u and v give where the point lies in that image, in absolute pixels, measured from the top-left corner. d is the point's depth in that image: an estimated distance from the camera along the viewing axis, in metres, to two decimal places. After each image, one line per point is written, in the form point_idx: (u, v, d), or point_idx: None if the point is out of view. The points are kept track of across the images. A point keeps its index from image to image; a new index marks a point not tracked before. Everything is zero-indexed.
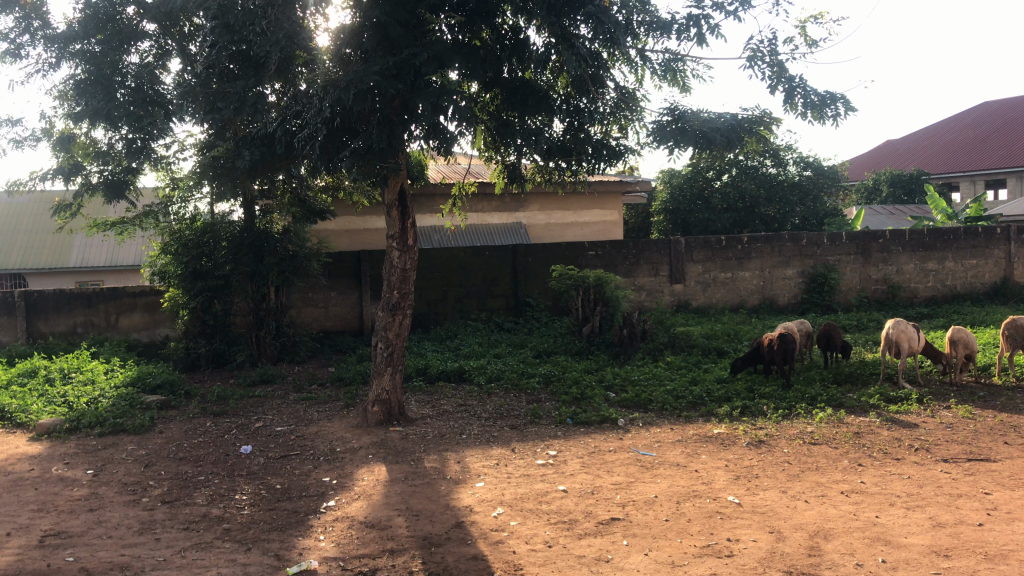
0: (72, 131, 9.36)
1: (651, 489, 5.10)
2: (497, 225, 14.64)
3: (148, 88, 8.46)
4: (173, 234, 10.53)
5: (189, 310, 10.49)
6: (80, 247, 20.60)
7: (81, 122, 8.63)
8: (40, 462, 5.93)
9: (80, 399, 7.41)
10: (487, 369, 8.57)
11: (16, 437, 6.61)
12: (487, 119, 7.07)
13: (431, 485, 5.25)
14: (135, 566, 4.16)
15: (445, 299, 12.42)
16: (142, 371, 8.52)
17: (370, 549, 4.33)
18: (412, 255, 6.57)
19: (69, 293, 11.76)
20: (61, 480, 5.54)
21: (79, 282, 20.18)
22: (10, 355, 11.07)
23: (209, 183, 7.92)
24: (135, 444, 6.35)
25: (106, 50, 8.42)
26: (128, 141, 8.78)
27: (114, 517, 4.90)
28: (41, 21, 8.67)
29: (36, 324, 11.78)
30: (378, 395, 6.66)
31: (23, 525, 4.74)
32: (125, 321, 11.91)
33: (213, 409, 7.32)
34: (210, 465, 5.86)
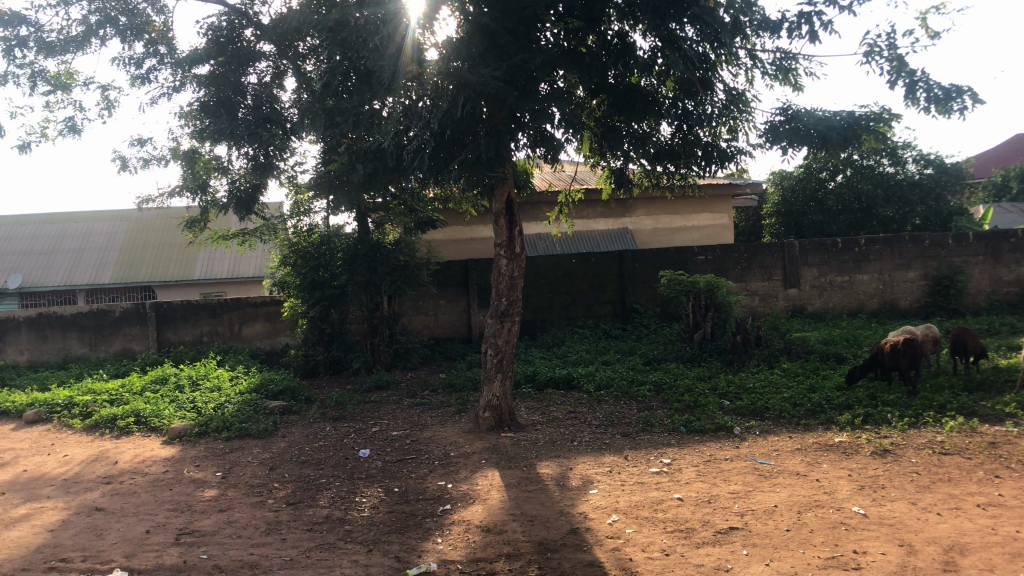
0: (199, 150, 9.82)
1: (771, 498, 4.97)
2: (603, 231, 14.64)
3: (268, 107, 8.81)
4: (290, 245, 10.93)
5: (308, 318, 10.81)
6: (205, 260, 21.62)
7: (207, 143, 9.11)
8: (175, 464, 6.26)
9: (208, 404, 7.76)
10: (597, 376, 8.54)
11: (152, 441, 7.00)
12: (594, 125, 7.02)
13: (546, 491, 5.26)
14: (264, 564, 4.38)
15: (551, 306, 12.48)
16: (264, 377, 8.85)
17: (488, 553, 4.38)
18: (520, 262, 6.59)
19: (195, 304, 12.45)
20: (193, 481, 5.84)
21: (204, 293, 20.98)
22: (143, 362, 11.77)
23: (326, 198, 8.19)
24: (260, 448, 6.62)
25: (227, 72, 8.77)
26: (251, 160, 9.10)
27: (243, 517, 5.12)
28: (167, 46, 9.15)
29: (167, 333, 12.53)
30: (489, 401, 6.72)
31: (161, 525, 5.05)
32: (247, 330, 12.42)
33: (332, 414, 7.55)
34: (331, 468, 6.04)
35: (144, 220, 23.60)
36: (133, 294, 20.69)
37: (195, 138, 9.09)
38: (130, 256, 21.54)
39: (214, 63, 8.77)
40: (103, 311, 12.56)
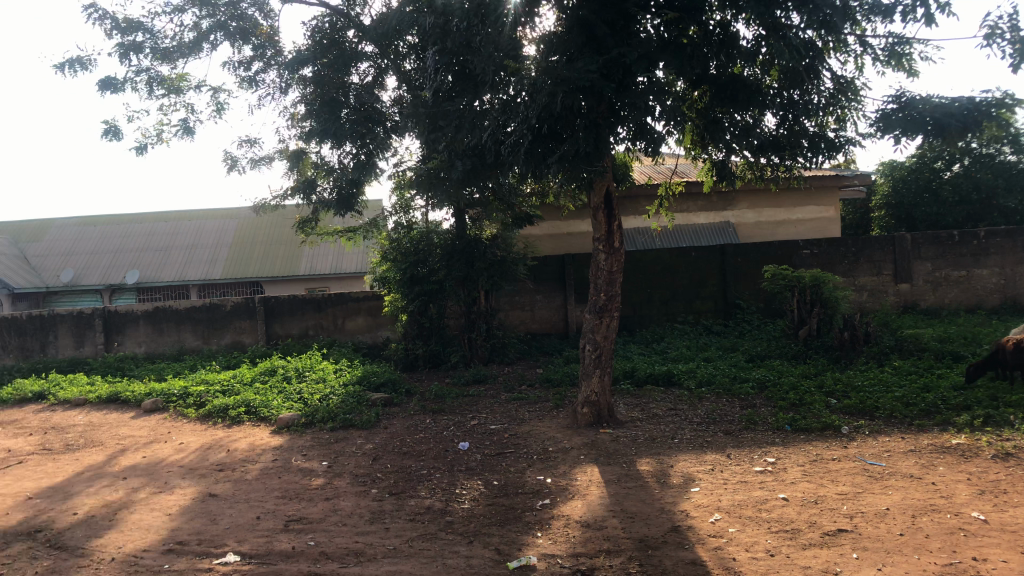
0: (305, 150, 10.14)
1: (882, 501, 4.79)
2: (704, 224, 14.38)
3: (369, 105, 9.08)
4: (392, 242, 11.16)
5: (407, 313, 11.05)
6: (309, 257, 22.27)
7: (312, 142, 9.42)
8: (283, 452, 6.49)
9: (313, 396, 8.01)
10: (697, 372, 8.39)
11: (261, 430, 7.28)
12: (695, 117, 6.91)
13: (646, 488, 5.21)
14: (368, 552, 4.52)
15: (650, 301, 12.35)
16: (366, 370, 9.07)
17: (588, 548, 4.38)
18: (619, 257, 6.55)
19: (301, 299, 13.03)
20: (300, 470, 6.04)
21: (309, 288, 21.73)
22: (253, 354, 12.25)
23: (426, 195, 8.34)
24: (363, 438, 6.79)
25: (331, 73, 8.99)
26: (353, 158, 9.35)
27: (348, 505, 5.27)
28: (274, 49, 9.47)
29: (274, 327, 13.16)
30: (588, 397, 6.70)
31: (271, 511, 5.26)
32: (349, 324, 13.02)
33: (432, 407, 7.67)
34: (431, 460, 6.15)
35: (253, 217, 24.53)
36: (242, 289, 21.54)
37: (301, 138, 9.40)
38: (239, 253, 22.42)
39: (319, 64, 9.00)
40: (215, 305, 13.32)
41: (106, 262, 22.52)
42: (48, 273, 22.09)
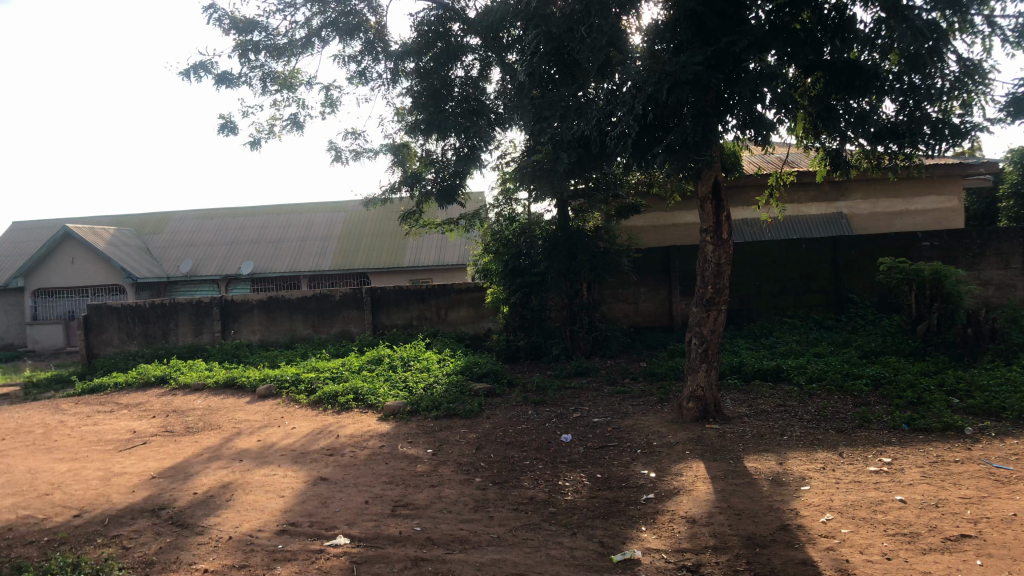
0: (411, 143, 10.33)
1: (1010, 506, 4.53)
2: (815, 216, 13.93)
3: (474, 98, 9.21)
4: (495, 233, 11.33)
5: (509, 305, 11.23)
6: (414, 248, 22.43)
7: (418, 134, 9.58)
8: (389, 439, 6.65)
9: (418, 384, 8.17)
10: (808, 368, 8.13)
11: (368, 416, 7.48)
12: (809, 104, 6.72)
13: (754, 486, 5.09)
14: (473, 540, 4.58)
15: (757, 295, 12.06)
16: (469, 360, 9.19)
17: (694, 544, 4.31)
18: (728, 249, 6.40)
19: (406, 290, 13.30)
20: (406, 457, 6.16)
21: (413, 280, 21.80)
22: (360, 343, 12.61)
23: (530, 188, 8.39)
24: (466, 427, 6.88)
25: (436, 66, 9.12)
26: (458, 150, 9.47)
27: (453, 493, 5.35)
28: (381, 44, 9.65)
29: (381, 317, 13.48)
30: (693, 391, 6.59)
31: (378, 496, 5.40)
32: (452, 315, 13.12)
33: (534, 398, 7.70)
34: (534, 451, 6.17)
35: (360, 210, 25.14)
36: (350, 280, 22.15)
37: (408, 132, 9.60)
38: (347, 245, 23.04)
39: (424, 58, 9.12)
40: (324, 295, 13.80)
41: (223, 254, 23.56)
42: (170, 263, 23.33)
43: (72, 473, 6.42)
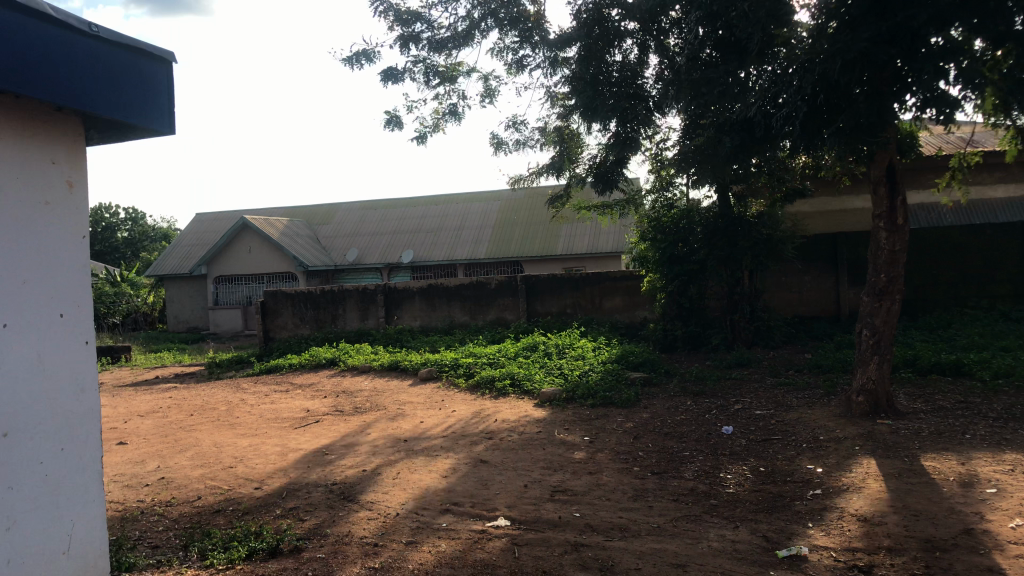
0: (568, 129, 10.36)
1: None
2: (1002, 199, 12.90)
3: (633, 82, 9.05)
4: (651, 219, 11.48)
5: (666, 293, 11.26)
6: (568, 235, 22.39)
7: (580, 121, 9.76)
8: (546, 425, 6.73)
9: (574, 372, 8.23)
10: (993, 363, 7.57)
11: (525, 403, 7.61)
12: (997, 80, 5.76)
13: (933, 486, 4.79)
14: (633, 528, 4.57)
15: (935, 284, 11.38)
16: (625, 348, 9.15)
17: (866, 544, 4.12)
18: (903, 235, 6.05)
19: (561, 277, 13.59)
20: (564, 443, 6.22)
21: (566, 267, 21.79)
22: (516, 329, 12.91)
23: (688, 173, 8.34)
24: (623, 416, 6.86)
25: (594, 53, 9.15)
26: (616, 135, 9.41)
27: (612, 481, 5.36)
28: (539, 33, 9.73)
29: (535, 305, 13.89)
30: (863, 384, 6.28)
31: (537, 480, 5.49)
32: (608, 302, 13.23)
33: (693, 389, 7.58)
34: (693, 442, 6.08)
35: (515, 199, 25.48)
36: (504, 268, 22.54)
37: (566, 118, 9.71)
38: (501, 233, 23.42)
39: (580, 46, 9.19)
40: (481, 283, 14.32)
41: (384, 242, 24.59)
42: (336, 252, 24.62)
43: (253, 447, 6.89)
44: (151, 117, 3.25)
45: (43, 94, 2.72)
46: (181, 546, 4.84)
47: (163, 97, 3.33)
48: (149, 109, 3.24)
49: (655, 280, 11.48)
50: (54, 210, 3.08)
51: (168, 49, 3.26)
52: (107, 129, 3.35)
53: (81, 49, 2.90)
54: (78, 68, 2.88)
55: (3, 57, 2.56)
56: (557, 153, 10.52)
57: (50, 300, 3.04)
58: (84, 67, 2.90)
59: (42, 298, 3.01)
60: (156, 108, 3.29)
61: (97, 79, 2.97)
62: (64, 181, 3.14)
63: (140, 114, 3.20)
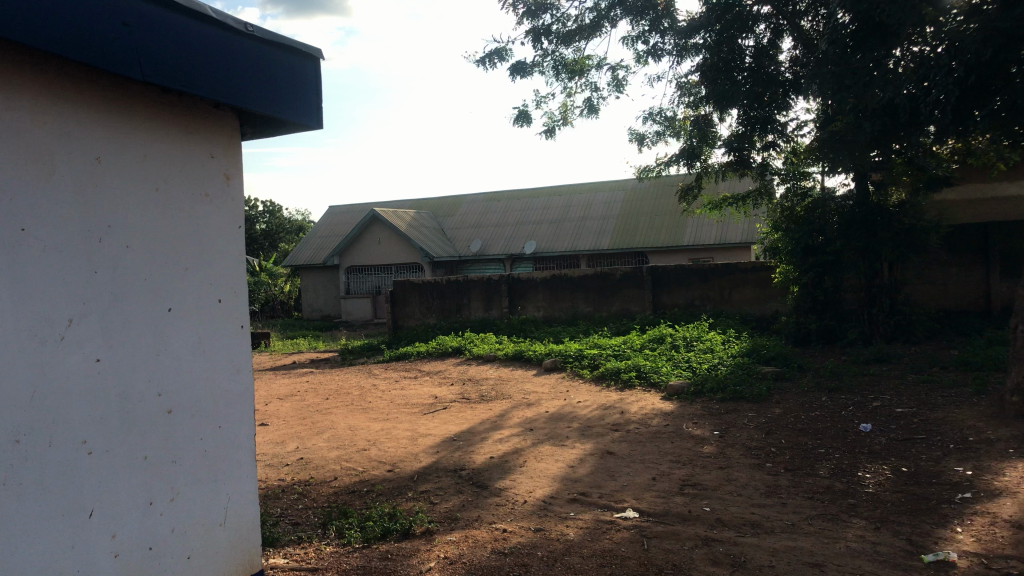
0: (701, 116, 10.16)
1: None
2: None
3: (767, 67, 8.94)
4: (784, 210, 11.27)
5: (800, 285, 10.92)
6: (695, 225, 21.96)
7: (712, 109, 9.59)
8: (674, 419, 6.66)
9: (702, 365, 8.10)
10: None
11: (652, 395, 7.56)
12: None
13: None
14: (766, 525, 4.47)
15: None
16: (756, 342, 8.93)
17: (1021, 551, 3.87)
18: None
19: (689, 268, 13.47)
20: (693, 437, 6.15)
21: (693, 258, 21.58)
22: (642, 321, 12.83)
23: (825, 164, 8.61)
24: (755, 411, 6.70)
25: (727, 39, 8.95)
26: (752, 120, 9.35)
27: (743, 476, 5.26)
28: (669, 19, 9.58)
29: (661, 296, 13.81)
30: (1018, 383, 5.85)
31: (666, 473, 5.45)
32: (737, 295, 13.07)
33: (828, 384, 7.32)
34: (830, 439, 5.87)
35: (639, 189, 25.20)
36: (629, 259, 22.51)
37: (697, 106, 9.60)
38: (626, 223, 23.26)
39: (712, 31, 8.92)
40: (605, 274, 14.33)
41: (508, 233, 24.87)
42: (462, 243, 25.11)
43: (385, 431, 7.12)
44: (300, 112, 3.40)
45: (205, 92, 2.90)
46: (320, 524, 5.07)
47: (311, 92, 3.46)
48: (299, 104, 3.38)
49: (789, 272, 11.19)
50: (213, 201, 3.26)
51: (316, 45, 3.39)
52: (258, 124, 3.52)
53: (243, 48, 3.07)
54: (235, 66, 3.04)
55: (169, 59, 2.75)
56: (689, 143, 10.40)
57: (209, 287, 3.24)
58: (240, 66, 3.07)
59: (202, 285, 3.20)
60: (305, 103, 3.42)
61: (252, 77, 3.13)
62: (221, 174, 3.32)
63: (289, 108, 3.34)
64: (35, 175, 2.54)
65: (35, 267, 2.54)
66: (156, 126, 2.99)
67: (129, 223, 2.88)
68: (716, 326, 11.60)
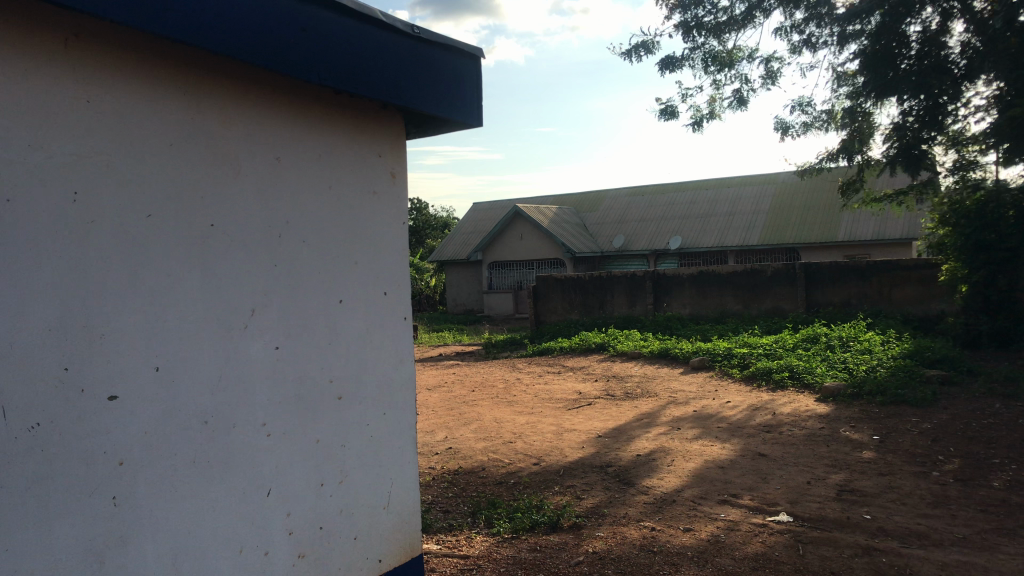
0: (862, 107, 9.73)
1: None
2: None
3: (936, 53, 8.54)
4: (953, 202, 10.63)
5: (971, 283, 10.36)
6: (851, 220, 20.97)
7: (873, 99, 9.14)
8: (830, 421, 6.42)
9: (860, 366, 7.75)
10: None
11: (806, 396, 7.31)
12: None
13: None
14: (934, 536, 4.23)
15: None
16: (919, 344, 8.46)
17: None
18: None
19: (845, 264, 13.01)
20: (851, 441, 5.90)
21: (849, 255, 20.65)
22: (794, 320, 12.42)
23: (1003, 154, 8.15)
24: (919, 416, 6.35)
25: (889, 24, 8.53)
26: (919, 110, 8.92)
27: (907, 485, 5.00)
28: (827, 7, 9.20)
29: (815, 294, 13.36)
30: None
31: (822, 477, 5.26)
32: (898, 293, 12.53)
33: (1003, 390, 6.83)
34: (1005, 448, 5.49)
35: (791, 182, 24.33)
36: (780, 256, 21.78)
37: (859, 97, 9.21)
38: (777, 218, 22.52)
39: (875, 17, 8.61)
40: (755, 271, 14.02)
41: (652, 229, 24.62)
42: (605, 239, 25.09)
43: (531, 425, 7.21)
44: (460, 109, 3.48)
45: (374, 92, 3.02)
46: (470, 513, 5.19)
47: (472, 90, 3.54)
48: (459, 102, 3.47)
49: (959, 269, 10.68)
50: (380, 198, 3.40)
51: (476, 44, 3.46)
52: (420, 123, 3.63)
53: (407, 49, 3.16)
54: (401, 68, 3.15)
55: (342, 61, 2.87)
56: (848, 135, 9.97)
57: (375, 280, 3.38)
58: (406, 67, 3.17)
59: (369, 278, 3.35)
60: (465, 101, 3.51)
61: (418, 77, 3.23)
62: (387, 172, 3.46)
63: (450, 106, 3.43)
64: (223, 174, 2.72)
65: (223, 260, 2.72)
66: (328, 127, 3.14)
67: (305, 219, 3.05)
68: (874, 326, 11.08)
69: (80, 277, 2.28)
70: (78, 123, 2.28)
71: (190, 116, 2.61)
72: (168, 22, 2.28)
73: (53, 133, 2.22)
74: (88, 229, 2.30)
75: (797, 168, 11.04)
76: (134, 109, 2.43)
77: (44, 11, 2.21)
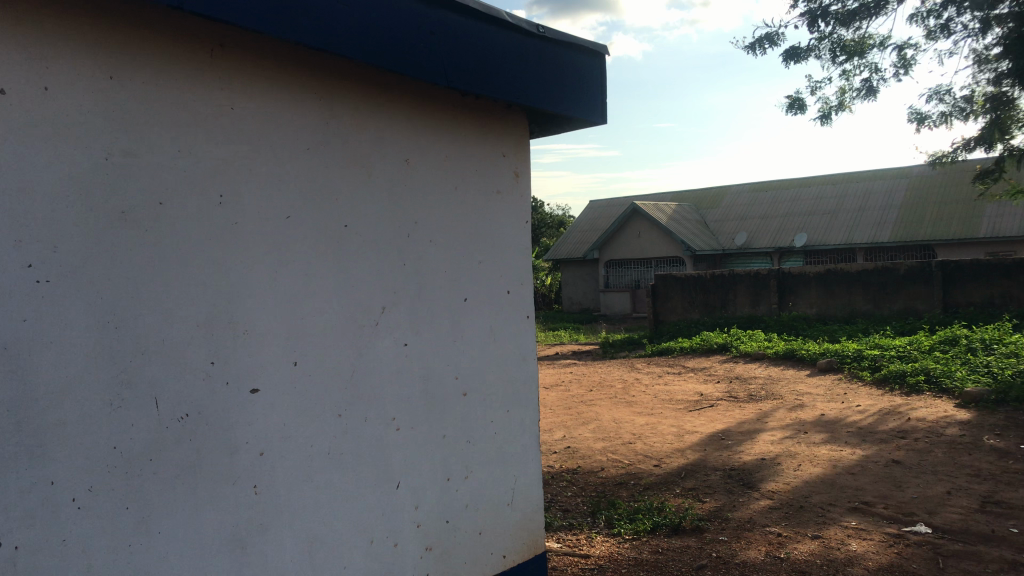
0: (1004, 94, 9.18)
1: None
2: None
3: None
4: None
5: None
6: (994, 215, 19.75)
7: (1019, 85, 8.59)
8: (972, 428, 6.06)
9: (1004, 370, 7.29)
10: None
11: (944, 402, 6.94)
12: None
13: None
14: None
15: None
16: None
17: None
18: None
19: (987, 263, 12.26)
20: (995, 450, 5.55)
21: (991, 253, 19.44)
22: (930, 321, 11.82)
23: None
24: None
25: None
26: None
27: None
28: None
29: (954, 294, 12.68)
30: None
31: (963, 487, 4.98)
32: None
33: None
34: None
35: (927, 175, 23.12)
36: (914, 253, 20.75)
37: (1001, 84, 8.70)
38: (911, 214, 21.46)
39: None
40: (888, 269, 13.44)
41: (776, 226, 23.93)
42: (726, 237, 24.58)
43: (650, 425, 7.13)
44: (585, 107, 3.47)
45: (500, 93, 3.04)
46: (590, 512, 5.18)
47: (596, 87, 3.53)
48: (583, 100, 3.46)
49: None
50: (505, 198, 3.43)
51: (601, 41, 3.44)
52: (544, 122, 3.64)
53: (533, 49, 3.17)
54: (527, 67, 3.16)
55: (470, 64, 2.91)
56: (988, 125, 9.42)
57: (500, 279, 3.41)
58: (532, 66, 3.18)
59: (494, 276, 3.38)
60: (589, 99, 3.49)
61: (543, 76, 3.24)
62: (512, 171, 3.48)
63: (575, 104, 3.43)
64: (355, 176, 2.80)
65: (356, 260, 2.80)
66: (455, 127, 3.19)
67: (432, 218, 3.10)
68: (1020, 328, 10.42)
69: (227, 277, 2.40)
70: (223, 129, 2.39)
71: (324, 120, 2.70)
72: (305, 30, 2.36)
73: (201, 139, 2.34)
74: (232, 230, 2.42)
75: (931, 160, 10.49)
76: (274, 114, 2.54)
77: (190, 25, 2.32)
